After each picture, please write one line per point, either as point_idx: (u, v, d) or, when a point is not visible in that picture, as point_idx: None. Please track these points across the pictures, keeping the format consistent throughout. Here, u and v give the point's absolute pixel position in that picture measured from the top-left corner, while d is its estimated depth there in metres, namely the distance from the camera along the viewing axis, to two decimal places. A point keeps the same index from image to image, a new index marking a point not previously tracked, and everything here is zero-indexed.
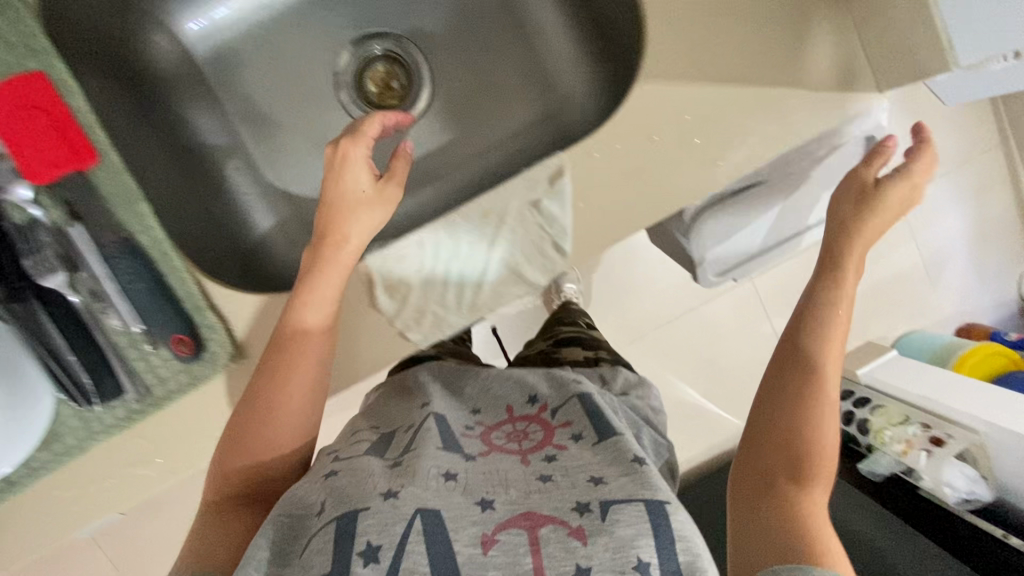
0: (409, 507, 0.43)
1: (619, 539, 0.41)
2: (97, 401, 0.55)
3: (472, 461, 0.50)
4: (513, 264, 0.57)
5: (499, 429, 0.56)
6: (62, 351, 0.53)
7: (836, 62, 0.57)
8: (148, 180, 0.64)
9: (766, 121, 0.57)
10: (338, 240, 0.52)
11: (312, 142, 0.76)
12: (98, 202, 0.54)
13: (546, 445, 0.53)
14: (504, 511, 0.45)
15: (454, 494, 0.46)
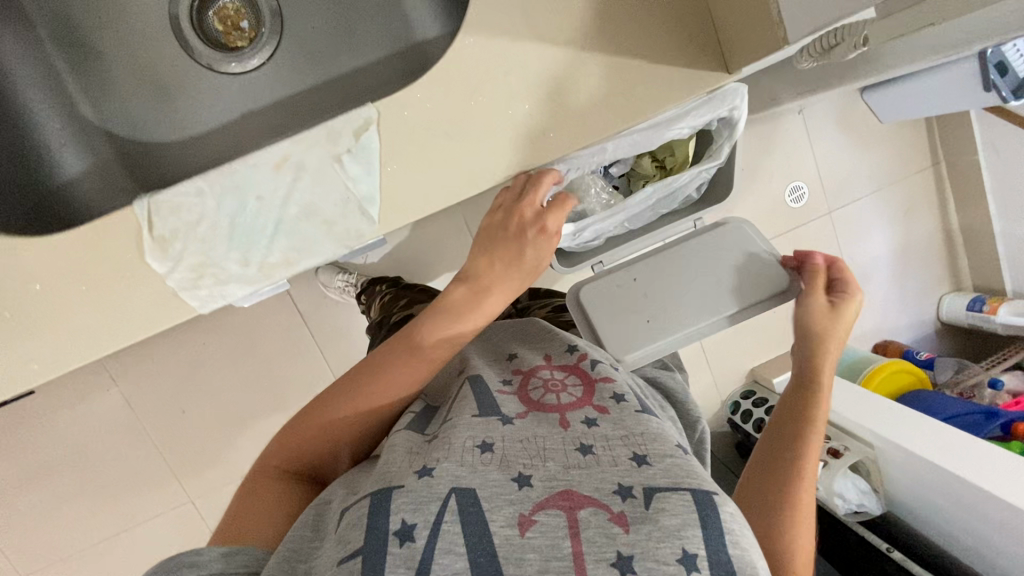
0: (444, 486, 0.39)
1: (665, 529, 0.36)
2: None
3: (511, 425, 0.46)
4: (310, 216, 0.51)
5: (537, 375, 0.52)
6: None
7: (683, 36, 0.52)
8: None
9: (604, 92, 0.52)
10: (499, 294, 0.50)
11: (144, 89, 0.68)
12: None
13: (586, 404, 0.48)
14: (541, 491, 0.40)
15: (488, 469, 0.41)
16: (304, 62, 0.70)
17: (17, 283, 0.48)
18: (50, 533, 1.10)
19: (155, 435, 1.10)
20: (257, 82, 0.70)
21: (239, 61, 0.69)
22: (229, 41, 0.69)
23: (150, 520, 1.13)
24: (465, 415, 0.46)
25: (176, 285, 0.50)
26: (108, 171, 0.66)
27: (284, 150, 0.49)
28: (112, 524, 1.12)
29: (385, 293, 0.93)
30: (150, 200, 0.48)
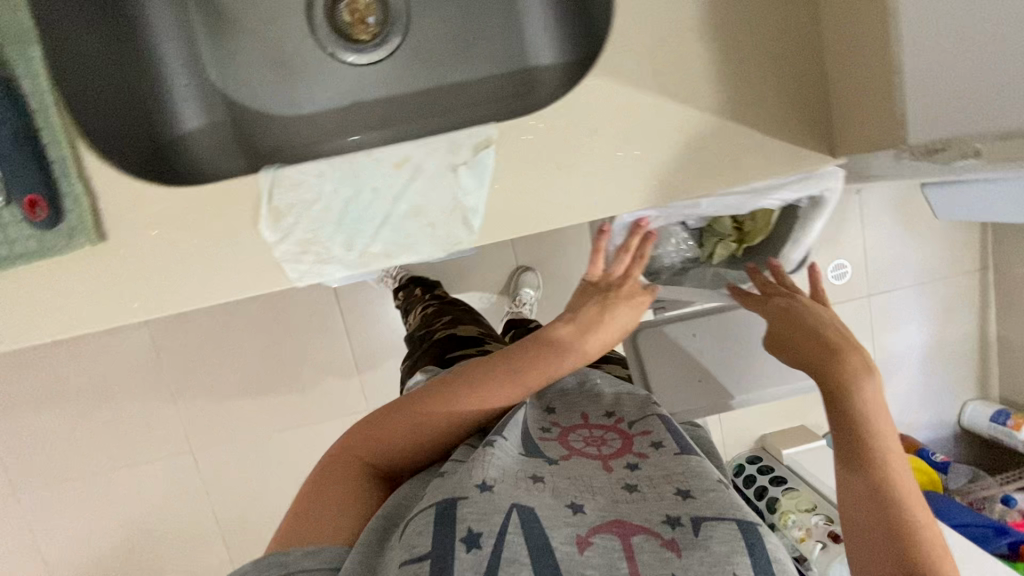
0: (505, 501, 0.42)
1: (714, 554, 0.39)
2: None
3: (555, 465, 0.49)
4: (416, 218, 0.53)
5: (575, 432, 0.55)
6: None
7: (795, 115, 0.54)
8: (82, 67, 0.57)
9: (709, 155, 0.54)
10: (604, 339, 0.58)
11: (266, 62, 0.72)
12: None
13: (626, 452, 0.51)
14: (594, 517, 0.43)
15: (544, 495, 0.45)
16: (420, 65, 0.73)
17: (134, 224, 0.51)
18: (59, 452, 1.14)
19: (172, 379, 1.14)
20: (371, 75, 0.72)
21: (358, 52, 0.72)
22: (353, 33, 0.72)
23: (153, 460, 1.17)
24: (515, 445, 0.49)
25: (281, 256, 0.53)
26: (219, 134, 0.70)
27: (408, 151, 0.52)
28: (117, 455, 1.16)
29: (425, 303, 0.96)
30: (276, 172, 0.52)
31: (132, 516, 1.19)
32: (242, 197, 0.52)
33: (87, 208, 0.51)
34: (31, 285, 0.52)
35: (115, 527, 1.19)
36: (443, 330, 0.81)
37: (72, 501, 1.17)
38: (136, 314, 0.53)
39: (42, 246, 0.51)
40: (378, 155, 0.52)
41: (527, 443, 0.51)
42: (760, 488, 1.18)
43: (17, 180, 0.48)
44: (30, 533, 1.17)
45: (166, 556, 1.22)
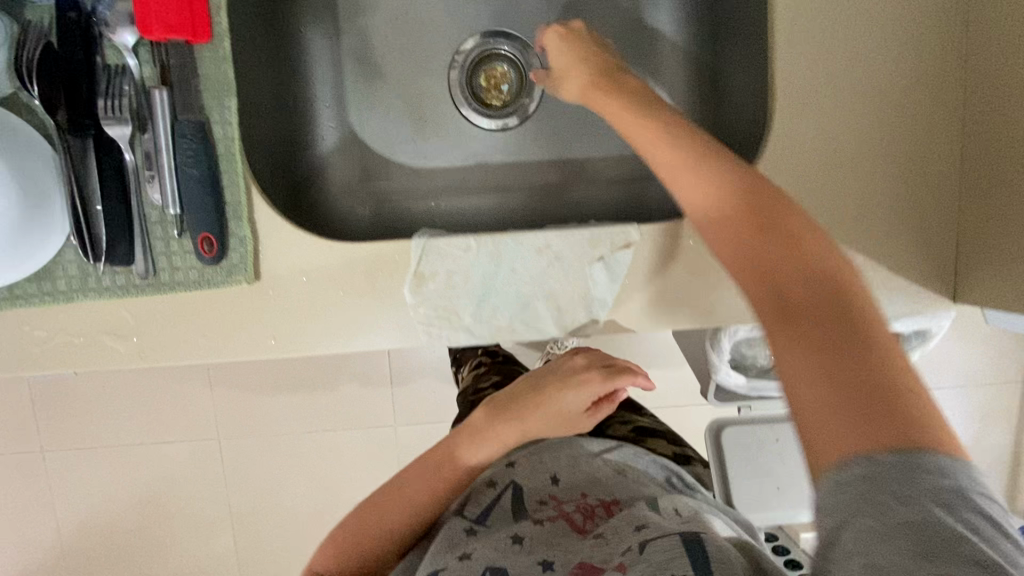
0: (479, 565, 0.50)
1: (656, 563, 0.44)
2: (104, 262, 0.53)
3: (538, 527, 0.54)
4: (548, 301, 0.56)
5: (567, 501, 0.57)
6: (94, 176, 0.52)
7: (911, 258, 0.57)
8: (252, 111, 0.62)
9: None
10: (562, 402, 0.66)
11: (399, 115, 0.75)
12: (186, 81, 0.52)
13: (609, 513, 0.54)
14: (561, 569, 0.48)
15: (518, 555, 0.50)
16: (544, 139, 0.76)
17: (287, 268, 0.55)
18: (93, 416, 1.15)
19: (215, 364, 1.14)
20: (497, 141, 0.76)
21: (487, 117, 0.76)
22: (487, 99, 0.76)
23: (177, 440, 1.17)
24: (503, 521, 0.56)
25: (416, 318, 0.56)
26: (347, 178, 0.74)
27: (550, 239, 0.55)
28: (145, 430, 1.16)
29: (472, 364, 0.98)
30: (426, 242, 0.55)
31: (144, 490, 1.19)
32: (391, 258, 0.55)
33: (251, 250, 0.54)
34: (177, 306, 0.55)
35: (127, 498, 1.19)
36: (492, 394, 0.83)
37: (91, 466, 1.17)
38: (272, 350, 0.57)
39: (201, 278, 0.54)
40: (525, 241, 0.55)
41: (514, 512, 0.57)
42: None
43: (197, 218, 0.52)
44: (45, 488, 1.18)
45: (168, 537, 1.21)
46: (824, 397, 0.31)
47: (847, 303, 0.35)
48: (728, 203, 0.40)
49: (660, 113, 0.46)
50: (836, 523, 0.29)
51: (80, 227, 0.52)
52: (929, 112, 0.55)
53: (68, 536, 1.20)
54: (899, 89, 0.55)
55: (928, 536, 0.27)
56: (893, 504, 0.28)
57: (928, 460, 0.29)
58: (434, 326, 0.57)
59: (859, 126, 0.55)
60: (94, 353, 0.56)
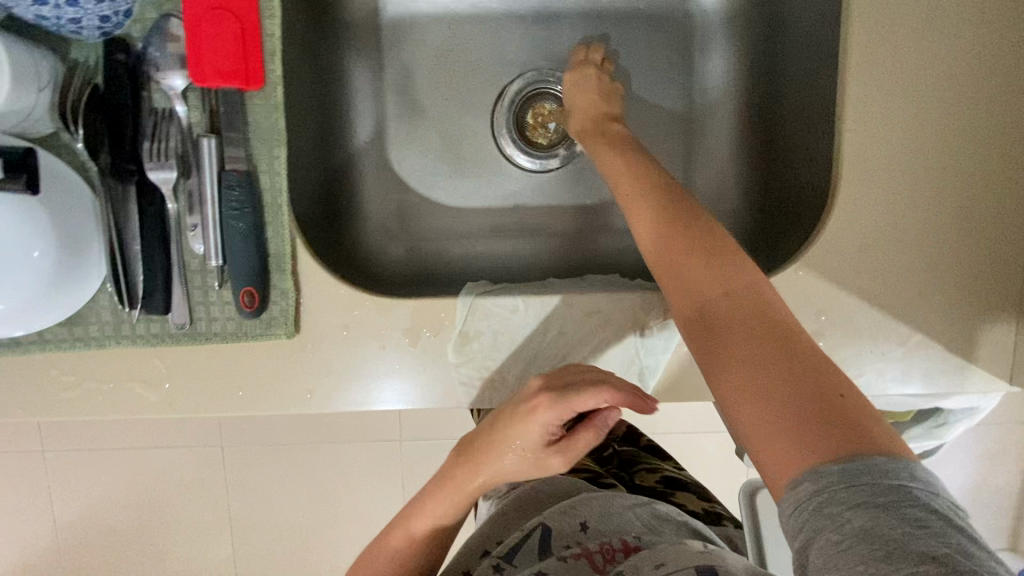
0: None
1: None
2: (139, 309, 0.51)
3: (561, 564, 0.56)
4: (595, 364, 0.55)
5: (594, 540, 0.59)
6: (134, 220, 0.51)
7: (971, 335, 0.55)
8: (294, 152, 0.61)
9: (880, 353, 0.56)
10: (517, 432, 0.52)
11: (438, 153, 0.73)
12: (235, 128, 0.50)
13: (628, 551, 0.56)
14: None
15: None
16: (584, 184, 0.75)
17: (328, 321, 0.53)
18: (94, 431, 1.12)
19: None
20: (535, 184, 0.75)
21: (528, 156, 0.74)
22: (531, 137, 0.74)
23: (183, 449, 1.12)
24: (530, 559, 0.59)
25: (458, 377, 0.55)
26: (382, 216, 0.72)
27: (599, 303, 0.54)
28: (146, 452, 1.12)
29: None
30: (474, 301, 0.53)
31: (145, 497, 1.14)
32: (436, 315, 0.53)
33: (291, 303, 0.52)
34: (212, 355, 0.53)
35: (126, 504, 1.14)
36: None
37: (90, 470, 1.12)
38: (308, 404, 0.54)
39: (239, 329, 0.53)
40: (574, 304, 0.54)
41: (541, 553, 0.59)
42: None
43: (238, 269, 0.50)
44: (40, 492, 1.13)
45: (168, 546, 1.16)
46: (765, 410, 0.36)
47: (787, 328, 0.39)
48: (679, 240, 0.45)
49: (635, 168, 0.52)
50: (804, 541, 0.32)
51: (118, 273, 0.50)
52: (997, 188, 0.54)
53: (62, 541, 1.15)
54: (968, 163, 0.53)
55: (882, 540, 0.29)
56: (847, 512, 0.31)
57: (878, 459, 0.32)
58: (476, 387, 0.55)
59: (924, 199, 0.54)
60: (120, 398, 0.54)
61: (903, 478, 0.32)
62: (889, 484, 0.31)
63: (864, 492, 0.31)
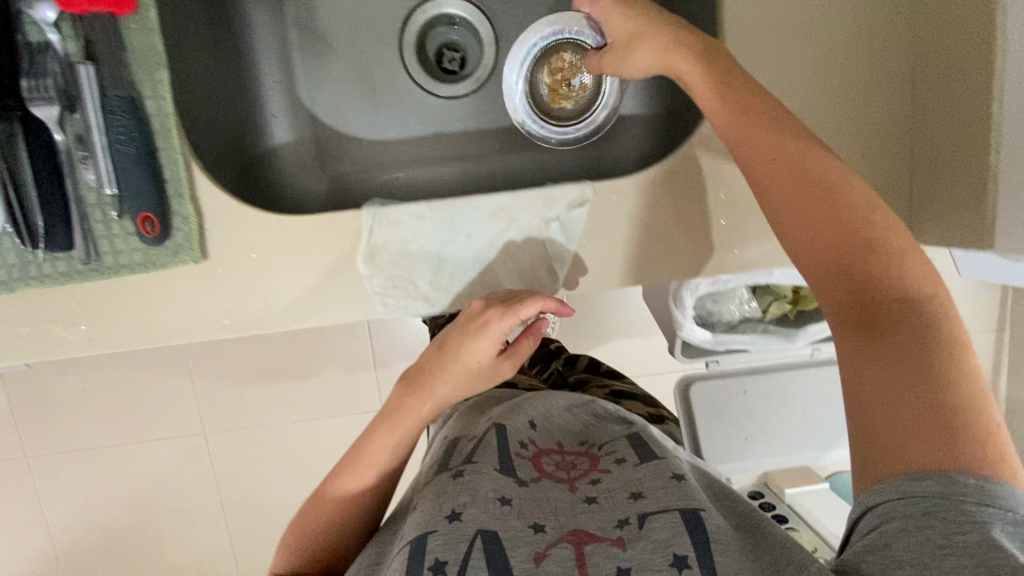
0: (472, 529, 0.48)
1: (656, 542, 0.45)
2: (43, 249, 0.52)
3: (525, 487, 0.53)
4: (505, 263, 0.56)
5: (552, 451, 0.58)
6: (21, 157, 0.50)
7: None
8: (193, 86, 0.60)
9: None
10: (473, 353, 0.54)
11: (350, 86, 0.73)
12: (113, 54, 0.50)
13: (592, 469, 0.55)
14: (553, 533, 0.48)
15: (509, 517, 0.49)
16: (500, 104, 0.74)
17: (234, 246, 0.54)
18: (77, 420, 1.18)
19: (193, 361, 1.15)
20: (452, 108, 0.74)
21: (447, 84, 0.75)
22: (554, 116, 0.67)
23: (169, 438, 1.20)
24: (489, 466, 0.55)
25: (371, 288, 0.55)
26: (301, 155, 0.72)
27: (506, 201, 0.54)
28: (132, 432, 1.19)
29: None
30: (378, 211, 0.53)
31: (144, 486, 1.22)
32: (340, 231, 0.54)
33: (196, 229, 0.53)
34: (125, 293, 0.54)
35: (126, 495, 1.22)
36: None
37: (90, 468, 1.21)
38: (229, 329, 0.55)
39: (147, 260, 0.53)
40: (478, 203, 0.54)
41: (501, 462, 0.55)
42: None
43: (134, 196, 0.51)
44: (47, 494, 1.21)
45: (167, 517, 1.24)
46: (909, 410, 0.34)
47: (919, 325, 0.37)
48: (817, 213, 0.42)
49: (726, 82, 0.47)
50: (901, 529, 0.33)
51: (12, 213, 0.50)
52: (879, 50, 0.54)
53: (76, 535, 1.24)
54: (848, 27, 0.54)
55: (995, 557, 0.31)
56: (969, 525, 0.32)
57: (998, 482, 0.33)
58: (393, 299, 0.55)
59: (808, 66, 0.54)
60: (44, 349, 0.55)
61: (1022, 507, 0.33)
62: (1014, 514, 0.32)
63: (991, 512, 0.32)
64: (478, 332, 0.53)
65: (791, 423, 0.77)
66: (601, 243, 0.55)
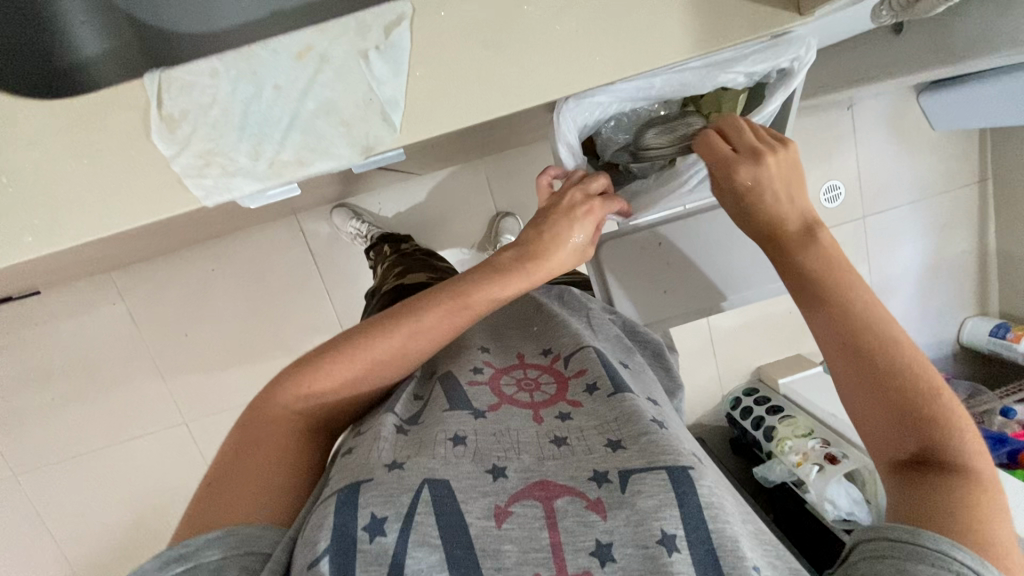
0: (416, 478, 0.39)
1: (641, 512, 0.37)
2: None
3: (482, 420, 0.45)
4: (328, 115, 0.47)
5: (509, 373, 0.52)
6: None
7: None
8: None
9: (661, 23, 0.47)
10: (553, 258, 0.56)
11: None
12: None
13: (559, 401, 0.48)
14: (517, 481, 0.40)
15: (461, 462, 0.41)
16: None
17: (13, 151, 0.46)
18: (48, 429, 1.18)
19: (157, 352, 1.17)
20: None
21: None
22: None
23: (147, 433, 1.21)
24: (437, 413, 0.46)
25: (180, 170, 0.48)
26: (125, 61, 0.64)
27: (309, 37, 0.45)
28: (107, 432, 1.19)
29: (390, 260, 0.98)
30: (162, 74, 0.45)
31: (134, 488, 1.24)
32: (128, 109, 0.46)
33: None
34: None
35: (119, 500, 1.24)
36: (394, 282, 0.84)
37: (76, 479, 1.21)
38: (42, 249, 0.49)
39: None
40: (276, 43, 0.45)
41: (452, 399, 0.47)
42: (757, 419, 1.22)
43: None
44: (37, 512, 1.22)
45: (164, 506, 1.25)
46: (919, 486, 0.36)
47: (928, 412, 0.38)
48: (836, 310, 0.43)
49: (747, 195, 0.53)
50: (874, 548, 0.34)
51: None
52: None
53: (79, 548, 1.25)
54: None
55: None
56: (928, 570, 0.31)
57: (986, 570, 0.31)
58: (211, 177, 0.49)
59: None
60: None
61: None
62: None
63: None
64: (557, 236, 0.57)
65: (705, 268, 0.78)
66: (435, 73, 0.47)
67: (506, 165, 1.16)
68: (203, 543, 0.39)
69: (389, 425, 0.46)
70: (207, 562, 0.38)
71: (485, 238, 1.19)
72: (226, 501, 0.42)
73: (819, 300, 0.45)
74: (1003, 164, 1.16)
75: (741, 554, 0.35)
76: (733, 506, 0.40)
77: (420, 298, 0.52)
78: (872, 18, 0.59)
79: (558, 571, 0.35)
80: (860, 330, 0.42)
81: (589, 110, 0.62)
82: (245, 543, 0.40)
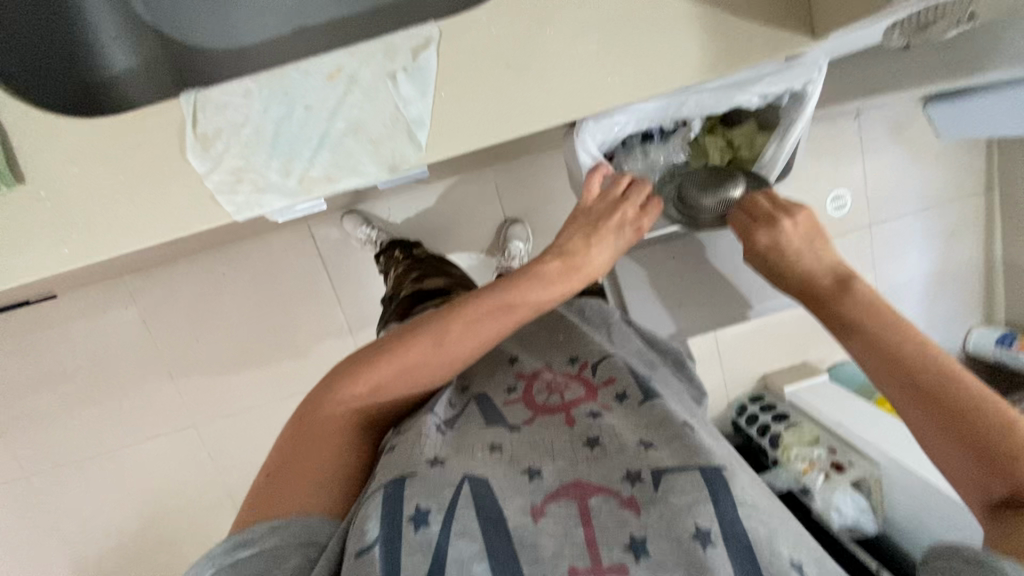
0: (456, 474, 0.42)
1: (674, 508, 0.38)
2: None
3: (517, 430, 0.47)
4: (359, 134, 0.49)
5: (541, 378, 0.53)
6: None
7: None
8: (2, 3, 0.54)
9: (681, 40, 0.49)
10: (589, 267, 0.59)
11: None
12: None
13: (590, 404, 0.49)
14: (552, 481, 0.42)
15: (498, 464, 0.43)
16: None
17: (53, 160, 0.47)
18: (61, 429, 1.19)
19: (171, 354, 1.18)
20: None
21: None
22: None
23: (159, 434, 1.23)
24: (473, 424, 0.49)
25: (213, 187, 0.49)
26: (151, 74, 0.66)
27: (340, 59, 0.47)
28: (120, 433, 1.21)
29: (401, 264, 1.00)
30: (197, 95, 0.47)
31: (146, 489, 1.25)
32: (166, 123, 0.47)
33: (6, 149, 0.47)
34: None
35: (132, 500, 1.25)
36: (410, 288, 0.86)
37: (88, 479, 1.23)
38: (78, 256, 0.50)
39: None
40: (308, 66, 0.47)
41: (488, 415, 0.50)
42: (763, 425, 1.23)
43: None
44: (50, 511, 1.24)
45: (175, 504, 1.27)
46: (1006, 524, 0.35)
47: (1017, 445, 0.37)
48: (888, 359, 0.44)
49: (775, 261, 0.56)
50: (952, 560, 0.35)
51: None
52: None
53: (92, 547, 1.27)
54: None
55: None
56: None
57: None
58: (247, 186, 0.50)
59: None
60: None
61: None
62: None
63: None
64: (595, 244, 0.59)
65: (724, 280, 0.79)
66: (464, 88, 0.48)
67: (516, 173, 1.18)
68: (267, 531, 0.41)
69: (430, 425, 0.48)
70: (268, 549, 0.40)
71: (495, 243, 1.20)
72: (284, 497, 0.44)
73: (866, 350, 0.45)
74: (1008, 175, 1.17)
75: (776, 551, 0.37)
76: (768, 506, 0.41)
77: (469, 301, 0.54)
78: (883, 40, 0.60)
79: (594, 563, 0.36)
80: (914, 370, 0.42)
81: (608, 128, 0.65)
82: (300, 535, 0.41)
